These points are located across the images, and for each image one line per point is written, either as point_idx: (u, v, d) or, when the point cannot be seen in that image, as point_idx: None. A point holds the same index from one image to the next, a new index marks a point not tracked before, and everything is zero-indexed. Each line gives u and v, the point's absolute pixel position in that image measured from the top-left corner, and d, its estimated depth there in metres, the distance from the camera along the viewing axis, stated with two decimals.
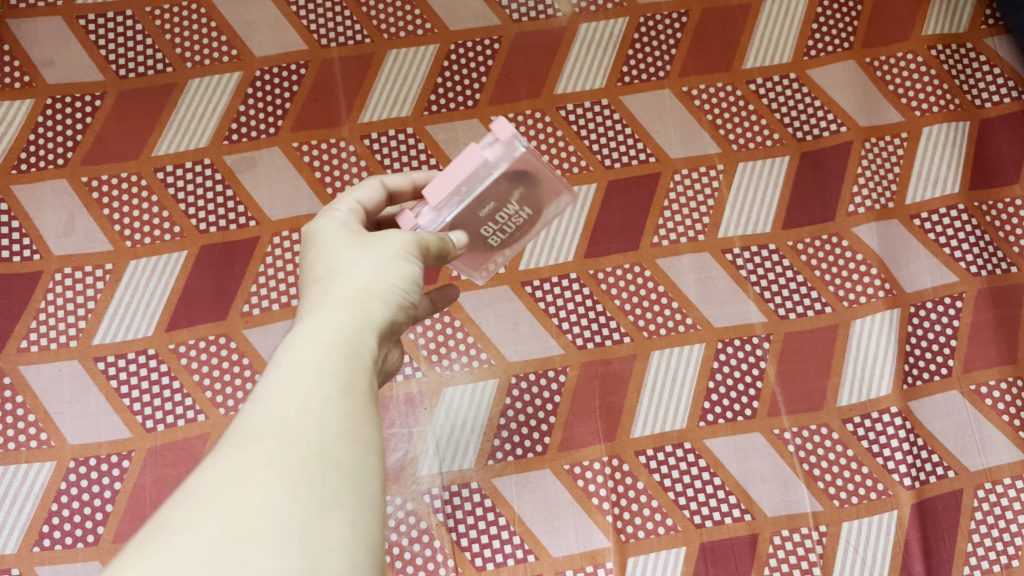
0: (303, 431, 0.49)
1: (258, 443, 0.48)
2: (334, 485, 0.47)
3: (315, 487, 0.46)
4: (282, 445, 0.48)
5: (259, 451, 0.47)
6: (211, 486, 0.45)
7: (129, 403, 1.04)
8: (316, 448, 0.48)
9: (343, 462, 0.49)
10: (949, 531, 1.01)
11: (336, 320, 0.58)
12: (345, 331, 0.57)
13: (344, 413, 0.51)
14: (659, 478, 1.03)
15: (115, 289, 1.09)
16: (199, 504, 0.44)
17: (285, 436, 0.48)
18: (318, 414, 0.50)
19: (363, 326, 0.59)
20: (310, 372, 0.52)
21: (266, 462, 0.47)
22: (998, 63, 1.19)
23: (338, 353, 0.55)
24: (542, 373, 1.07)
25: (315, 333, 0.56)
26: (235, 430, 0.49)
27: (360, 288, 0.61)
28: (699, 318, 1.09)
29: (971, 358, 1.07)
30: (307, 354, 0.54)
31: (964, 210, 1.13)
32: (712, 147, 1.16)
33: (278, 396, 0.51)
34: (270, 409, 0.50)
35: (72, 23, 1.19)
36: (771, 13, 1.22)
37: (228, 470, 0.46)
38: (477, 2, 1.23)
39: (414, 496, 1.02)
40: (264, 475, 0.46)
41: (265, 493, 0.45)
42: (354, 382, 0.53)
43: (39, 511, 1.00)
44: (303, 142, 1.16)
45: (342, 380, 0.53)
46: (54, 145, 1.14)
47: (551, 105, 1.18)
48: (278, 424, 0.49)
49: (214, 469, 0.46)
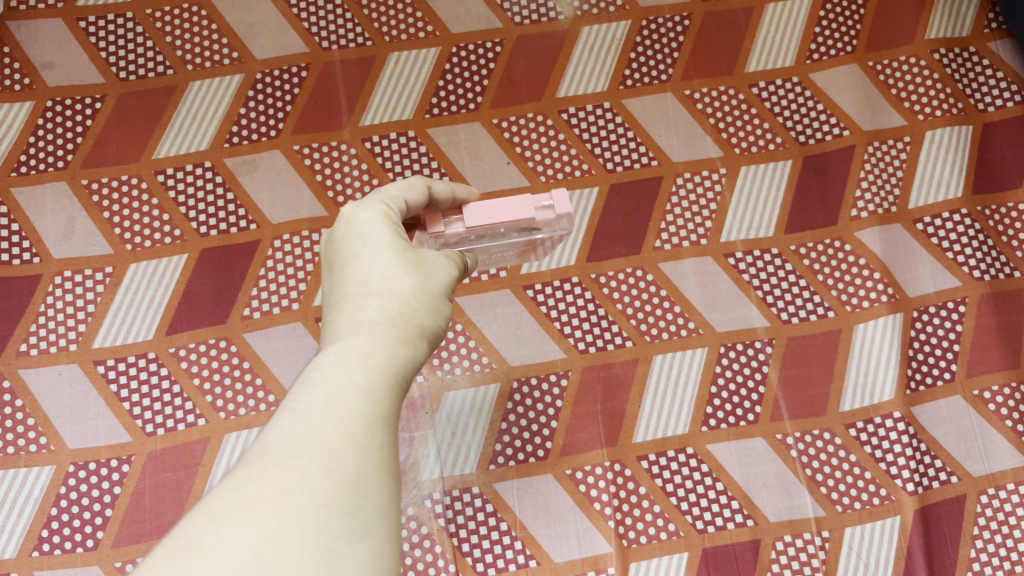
0: (343, 457, 0.52)
1: (298, 463, 0.51)
2: (365, 515, 0.51)
3: (347, 516, 0.50)
4: (321, 469, 0.51)
5: (297, 471, 0.50)
6: (249, 503, 0.48)
7: (129, 407, 1.04)
8: (350, 475, 0.51)
9: (375, 493, 0.52)
10: (952, 537, 1.00)
11: (381, 344, 0.61)
12: (389, 357, 0.60)
13: (382, 442, 0.54)
14: (661, 483, 1.03)
15: (115, 293, 1.08)
16: (236, 521, 0.47)
17: (325, 461, 0.51)
18: (358, 441, 0.53)
19: (402, 352, 0.62)
20: (353, 398, 0.55)
21: (303, 485, 0.50)
22: (1002, 67, 1.18)
23: (381, 379, 0.58)
24: (544, 378, 1.07)
25: (360, 356, 0.59)
26: (273, 443, 0.52)
27: (398, 312, 0.64)
28: (701, 322, 1.09)
29: (974, 362, 1.07)
30: (353, 377, 0.57)
31: (966, 215, 1.12)
32: (715, 151, 1.16)
33: (321, 412, 0.54)
34: (312, 429, 0.53)
35: (72, 25, 1.19)
36: (774, 16, 1.22)
37: (266, 488, 0.49)
38: (479, 5, 1.22)
39: (415, 501, 1.02)
40: (300, 498, 0.49)
41: (301, 517, 0.48)
42: (392, 412, 0.57)
43: (39, 515, 0.99)
44: (304, 145, 1.15)
45: (383, 408, 0.56)
46: (54, 147, 1.14)
47: (553, 108, 1.18)
48: (317, 445, 0.52)
49: (250, 485, 0.49)
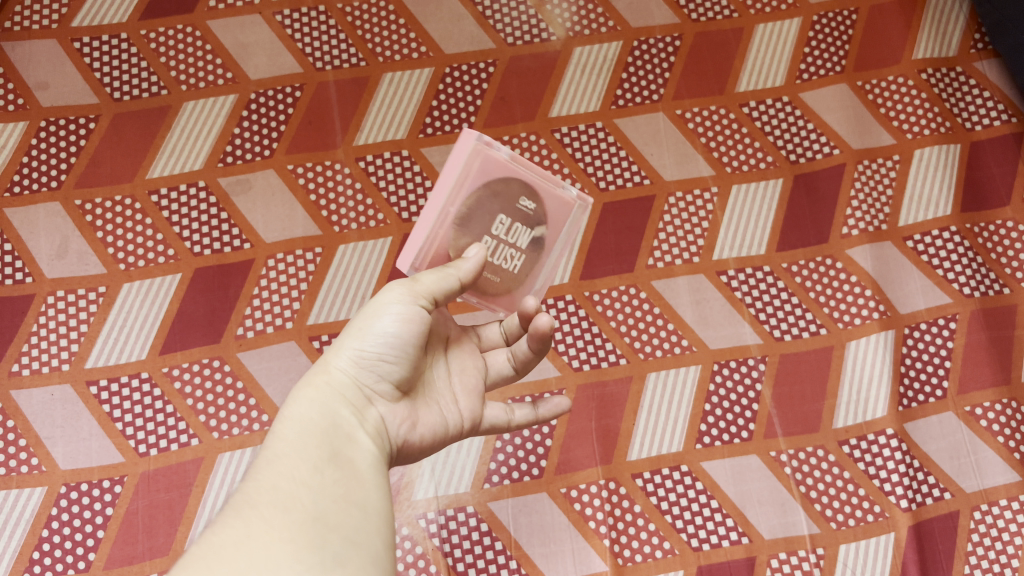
0: (298, 498, 0.56)
1: (257, 511, 0.54)
2: (336, 542, 0.54)
3: (317, 543, 0.53)
4: (281, 509, 0.55)
5: (258, 517, 0.54)
6: (217, 551, 0.51)
7: (122, 428, 1.04)
8: (311, 511, 0.55)
9: (341, 522, 0.55)
10: (946, 554, 1.01)
11: (304, 399, 0.64)
12: (322, 409, 0.64)
13: (332, 478, 0.58)
14: (656, 501, 1.03)
15: (109, 313, 1.08)
16: (212, 564, 0.50)
17: (282, 502, 0.55)
18: (308, 481, 0.57)
19: (330, 397, 0.64)
20: (297, 450, 0.59)
21: (265, 527, 0.53)
22: (989, 87, 1.20)
23: (311, 426, 0.62)
24: (538, 397, 1.07)
25: (297, 416, 0.63)
26: (233, 504, 0.56)
27: (320, 367, 0.67)
28: (695, 340, 1.09)
29: (965, 379, 1.07)
30: (284, 433, 0.61)
31: (956, 232, 1.13)
32: (706, 170, 1.17)
33: (273, 471, 0.57)
34: (260, 482, 0.57)
35: (67, 46, 1.19)
36: (763, 37, 1.24)
37: (229, 534, 0.53)
38: (472, 26, 1.23)
39: (409, 520, 1.02)
40: (268, 535, 0.53)
41: (272, 554, 0.51)
42: (338, 451, 0.61)
43: (29, 537, 0.99)
44: (298, 165, 1.15)
45: (323, 450, 0.60)
46: (48, 167, 1.14)
47: (546, 128, 1.18)
48: (273, 494, 0.56)
49: (215, 536, 0.53)
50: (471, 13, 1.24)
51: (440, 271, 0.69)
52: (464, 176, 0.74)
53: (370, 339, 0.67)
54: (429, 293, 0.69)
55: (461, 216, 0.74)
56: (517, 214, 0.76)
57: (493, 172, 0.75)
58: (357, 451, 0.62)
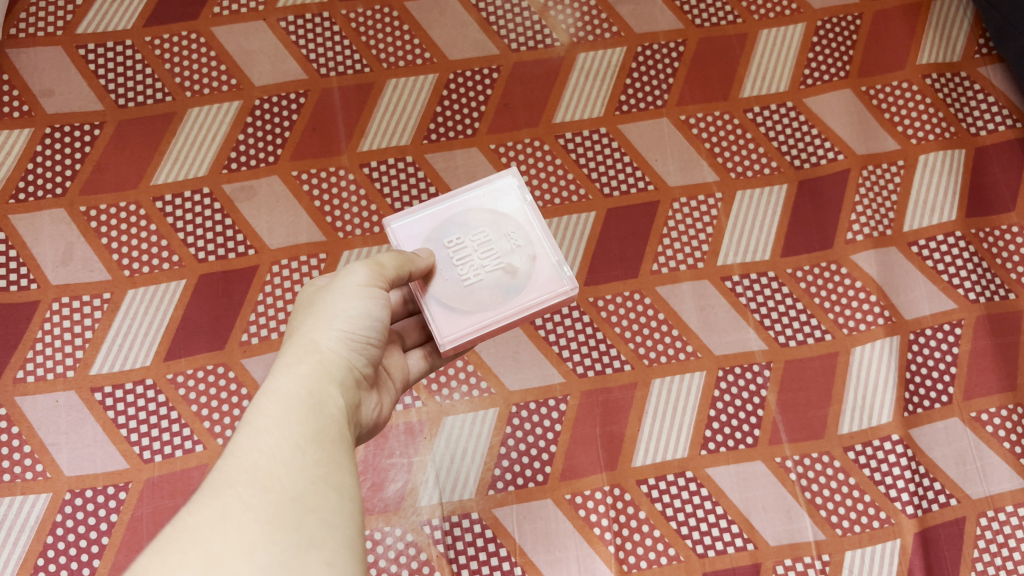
0: (275, 478, 0.55)
1: (234, 491, 0.54)
2: (312, 526, 0.54)
3: (292, 529, 0.53)
4: (257, 491, 0.54)
5: (234, 498, 0.54)
6: (191, 532, 0.51)
7: (127, 434, 1.04)
8: (288, 494, 0.55)
9: (319, 505, 0.55)
10: (952, 560, 1.00)
11: (292, 374, 0.64)
12: (308, 384, 0.63)
13: (313, 459, 0.58)
14: (661, 508, 1.03)
15: (113, 319, 1.08)
16: (184, 548, 0.50)
17: (258, 484, 0.55)
18: (288, 462, 0.57)
19: (319, 377, 0.64)
20: (280, 426, 0.59)
21: (242, 508, 0.53)
22: (993, 93, 1.20)
23: (299, 402, 0.61)
24: (542, 403, 1.07)
25: (282, 389, 0.62)
26: (211, 480, 0.55)
27: (310, 346, 0.67)
28: (699, 346, 1.09)
29: (971, 385, 1.07)
30: (269, 407, 0.60)
31: (961, 237, 1.13)
32: (710, 176, 1.17)
33: (251, 447, 0.57)
34: (239, 460, 0.56)
35: (72, 53, 1.20)
36: (767, 43, 1.24)
37: (205, 516, 0.52)
38: (476, 32, 1.24)
39: (414, 527, 1.02)
40: (242, 519, 0.52)
41: (245, 539, 0.51)
42: (321, 432, 0.60)
43: (33, 544, 0.99)
44: (302, 171, 1.16)
45: (307, 428, 0.60)
46: (53, 174, 1.14)
47: (550, 133, 1.18)
48: (251, 473, 0.55)
49: (191, 518, 0.52)
50: (475, 20, 1.24)
51: (403, 258, 0.74)
52: (482, 196, 0.83)
53: (355, 322, 0.69)
54: (390, 275, 0.72)
55: (459, 216, 0.82)
56: (503, 251, 0.80)
57: (509, 207, 0.82)
58: (342, 430, 0.62)
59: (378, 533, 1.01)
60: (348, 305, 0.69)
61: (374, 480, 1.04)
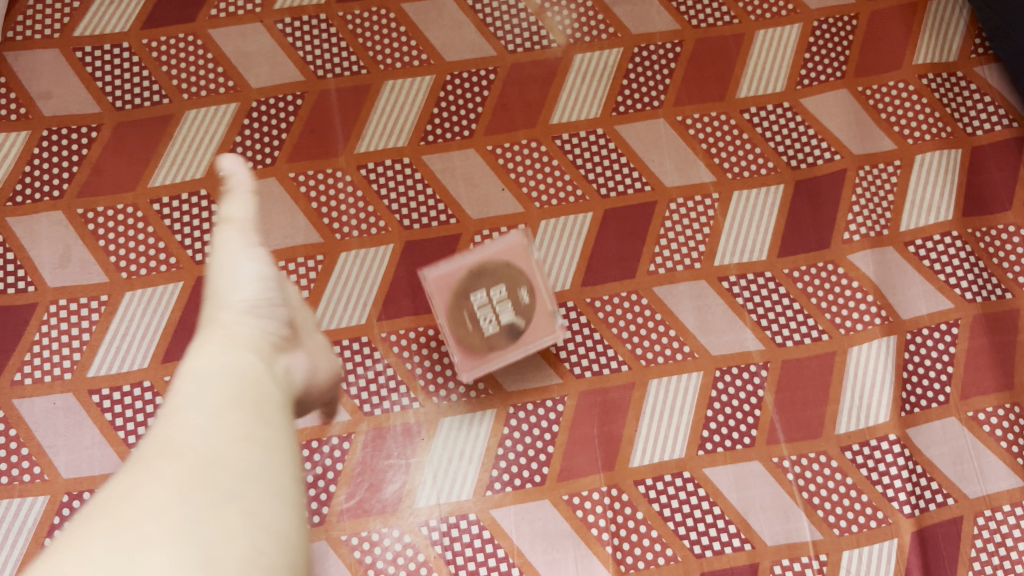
0: (185, 439, 0.50)
1: (141, 464, 0.49)
2: (230, 479, 0.48)
3: (206, 484, 0.47)
4: (165, 456, 0.49)
5: (139, 468, 0.49)
6: (95, 514, 0.46)
7: (125, 436, 1.04)
8: (200, 452, 0.49)
9: (238, 459, 0.50)
10: (950, 559, 1.01)
11: (207, 351, 0.60)
12: (225, 355, 0.59)
13: (228, 418, 0.52)
14: (659, 508, 1.03)
15: (111, 322, 1.08)
16: (88, 526, 0.45)
17: (164, 449, 0.50)
18: (198, 420, 0.52)
19: (233, 348, 0.61)
20: (191, 393, 0.54)
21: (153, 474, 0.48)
22: (989, 92, 1.20)
23: (213, 371, 0.57)
24: (540, 404, 1.07)
25: (196, 364, 0.58)
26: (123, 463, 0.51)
27: (221, 328, 0.64)
28: (696, 346, 1.09)
29: (968, 384, 1.07)
30: (184, 382, 0.56)
31: (958, 237, 1.13)
32: (706, 176, 1.17)
33: (164, 419, 0.52)
34: (151, 435, 0.52)
35: (68, 55, 1.19)
36: (764, 43, 1.23)
37: (110, 492, 0.48)
38: (472, 34, 1.23)
39: (411, 528, 1.02)
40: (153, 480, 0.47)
41: (158, 498, 0.46)
42: (237, 394, 0.55)
43: (33, 546, 0.99)
44: (299, 172, 1.16)
45: (219, 391, 0.55)
46: (50, 176, 1.14)
47: (546, 135, 1.18)
48: (159, 442, 0.50)
49: (98, 499, 0.48)
50: (471, 21, 1.23)
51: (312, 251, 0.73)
52: None
53: (248, 305, 0.67)
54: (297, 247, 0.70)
55: None
56: None
57: None
58: (262, 390, 0.57)
59: (376, 534, 1.02)
60: (240, 287, 0.68)
61: (371, 481, 1.04)
